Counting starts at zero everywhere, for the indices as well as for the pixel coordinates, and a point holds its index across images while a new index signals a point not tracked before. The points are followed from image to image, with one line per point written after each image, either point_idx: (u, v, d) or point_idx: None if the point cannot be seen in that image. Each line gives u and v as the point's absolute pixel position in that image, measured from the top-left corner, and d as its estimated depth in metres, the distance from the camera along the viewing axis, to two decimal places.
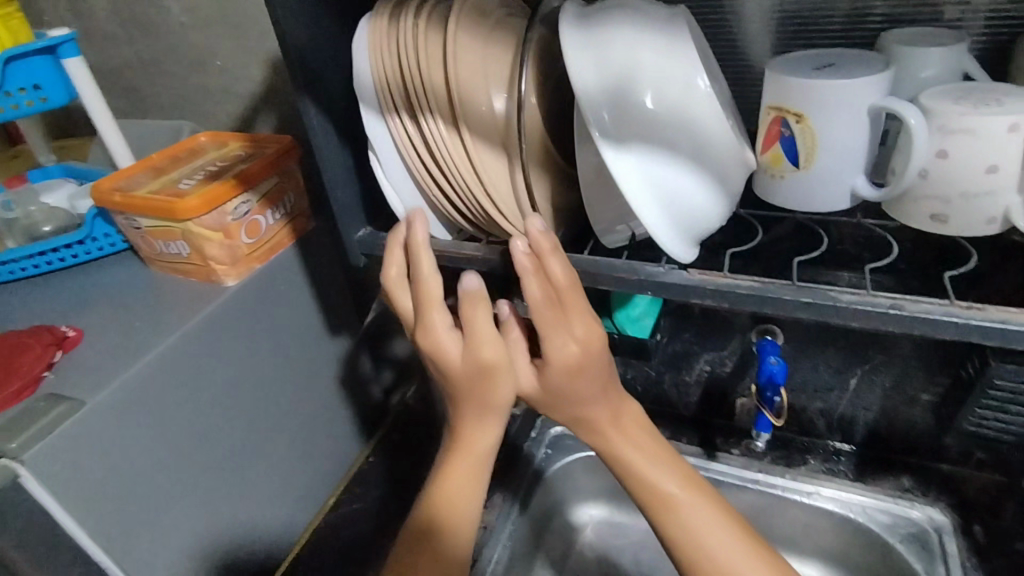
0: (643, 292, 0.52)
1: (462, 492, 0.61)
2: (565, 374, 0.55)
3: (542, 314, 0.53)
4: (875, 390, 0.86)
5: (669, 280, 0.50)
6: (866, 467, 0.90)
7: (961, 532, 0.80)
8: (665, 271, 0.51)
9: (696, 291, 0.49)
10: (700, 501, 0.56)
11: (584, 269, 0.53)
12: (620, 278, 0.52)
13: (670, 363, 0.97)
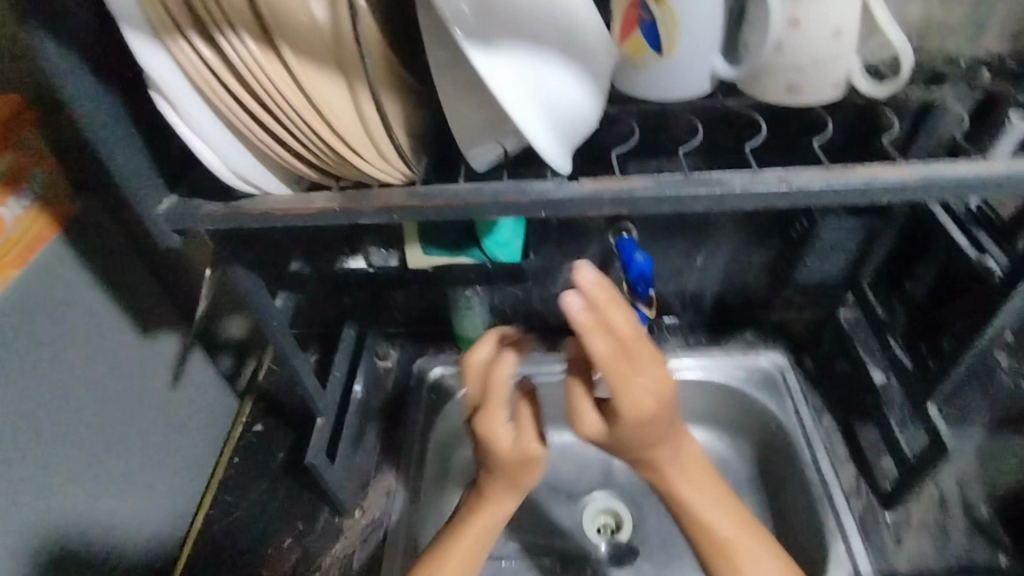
0: (535, 214, 0.46)
1: (458, 568, 0.61)
2: (635, 427, 0.51)
3: (616, 370, 0.49)
4: (718, 263, 0.94)
5: (563, 197, 0.45)
6: (715, 333, 1.00)
7: (796, 366, 0.95)
8: (556, 187, 0.46)
9: (593, 203, 0.45)
10: (759, 554, 0.58)
11: (466, 201, 0.46)
12: (508, 204, 0.46)
13: (535, 278, 0.97)
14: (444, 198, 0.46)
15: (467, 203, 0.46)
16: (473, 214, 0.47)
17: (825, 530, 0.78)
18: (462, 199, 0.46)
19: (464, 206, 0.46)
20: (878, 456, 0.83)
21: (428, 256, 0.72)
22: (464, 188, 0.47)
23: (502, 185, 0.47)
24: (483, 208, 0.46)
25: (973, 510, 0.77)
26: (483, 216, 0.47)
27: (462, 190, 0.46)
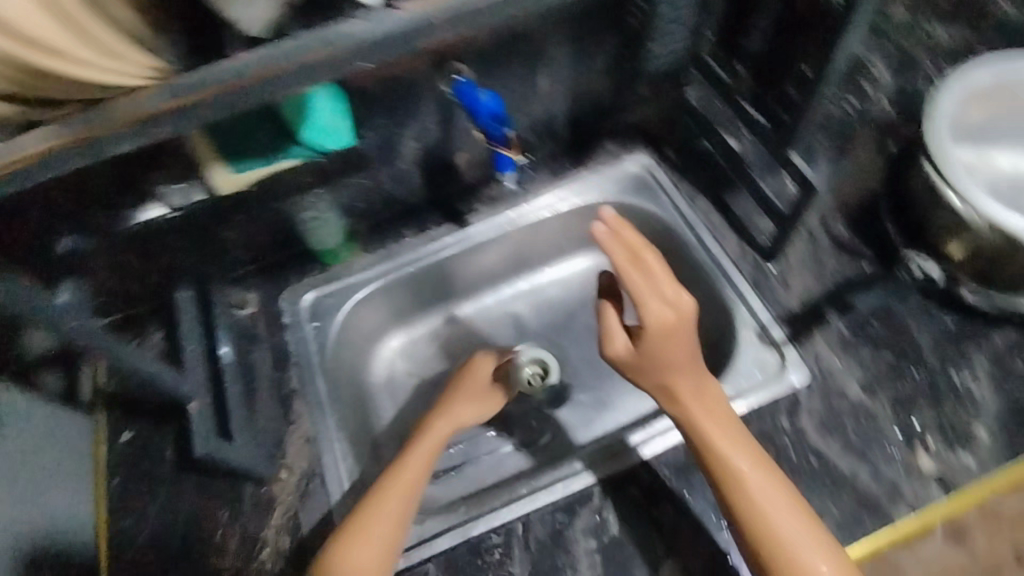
0: (355, 66, 0.38)
1: (406, 496, 0.68)
2: (660, 335, 0.66)
3: (633, 278, 0.67)
4: (561, 80, 0.86)
5: (380, 32, 0.37)
6: (576, 155, 0.97)
7: (660, 162, 0.95)
8: (369, 21, 0.37)
9: (419, 34, 0.38)
10: (748, 460, 0.63)
11: (264, 71, 0.36)
12: (317, 59, 0.37)
13: (377, 159, 0.85)
14: (234, 75, 0.36)
15: (266, 74, 0.36)
16: (280, 87, 0.37)
17: (728, 300, 0.83)
18: (258, 69, 0.36)
19: (262, 78, 0.36)
20: (751, 218, 0.88)
21: (241, 172, 0.57)
22: (256, 50, 0.36)
23: (300, 35, 0.37)
24: (289, 75, 0.37)
25: (835, 232, 0.83)
26: (294, 86, 0.38)
27: (253, 56, 0.36)
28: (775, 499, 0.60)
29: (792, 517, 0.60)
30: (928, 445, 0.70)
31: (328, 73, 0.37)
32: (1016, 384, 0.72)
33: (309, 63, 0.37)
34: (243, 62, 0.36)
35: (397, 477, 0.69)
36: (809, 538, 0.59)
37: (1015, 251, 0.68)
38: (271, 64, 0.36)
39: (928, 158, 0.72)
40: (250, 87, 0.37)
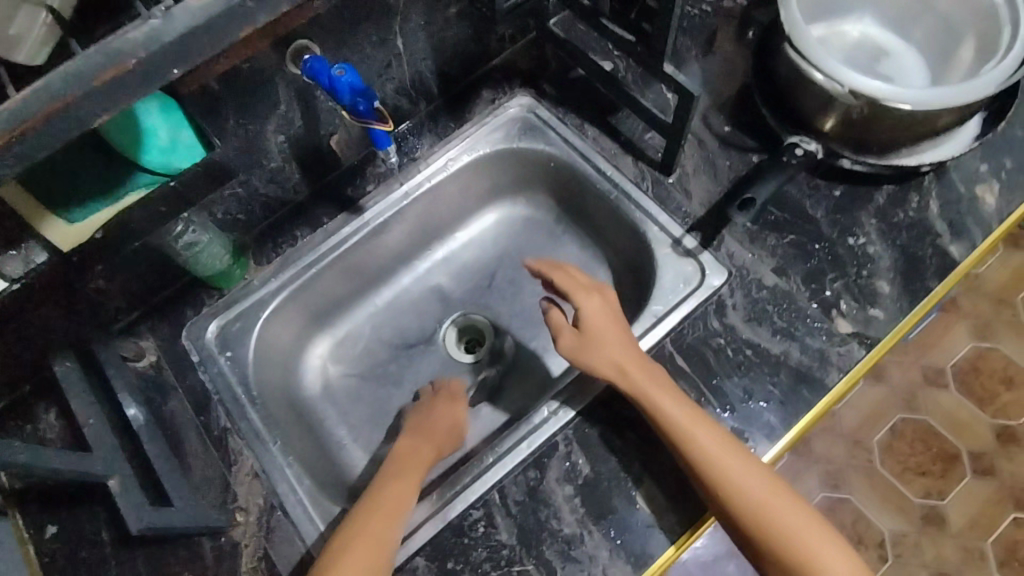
0: (164, 74, 0.36)
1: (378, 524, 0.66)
2: (595, 319, 0.75)
3: (557, 273, 0.79)
4: (419, 36, 0.81)
5: (179, 33, 0.36)
6: (455, 110, 0.93)
7: (541, 98, 0.93)
8: (163, 22, 0.35)
9: (219, 26, 0.37)
10: (695, 425, 0.66)
11: (53, 105, 0.33)
12: (116, 76, 0.35)
13: (246, 163, 0.78)
14: (19, 120, 0.33)
15: (58, 108, 0.33)
16: (81, 116, 0.35)
17: (637, 221, 0.84)
18: (49, 105, 0.33)
19: (56, 112, 0.34)
20: (641, 136, 0.88)
21: (80, 220, 0.50)
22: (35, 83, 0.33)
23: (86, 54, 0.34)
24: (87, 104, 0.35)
25: (717, 131, 0.86)
26: (99, 113, 0.36)
27: (32, 90, 0.33)
28: (722, 455, 0.65)
29: (739, 464, 0.65)
30: (843, 310, 0.75)
31: (133, 89, 0.36)
32: (902, 234, 0.78)
33: (107, 82, 0.34)
34: (22, 101, 0.33)
35: (377, 506, 0.67)
36: (757, 478, 0.64)
37: (876, 114, 0.73)
38: (62, 96, 0.33)
39: (789, 41, 0.75)
40: (42, 126, 0.34)
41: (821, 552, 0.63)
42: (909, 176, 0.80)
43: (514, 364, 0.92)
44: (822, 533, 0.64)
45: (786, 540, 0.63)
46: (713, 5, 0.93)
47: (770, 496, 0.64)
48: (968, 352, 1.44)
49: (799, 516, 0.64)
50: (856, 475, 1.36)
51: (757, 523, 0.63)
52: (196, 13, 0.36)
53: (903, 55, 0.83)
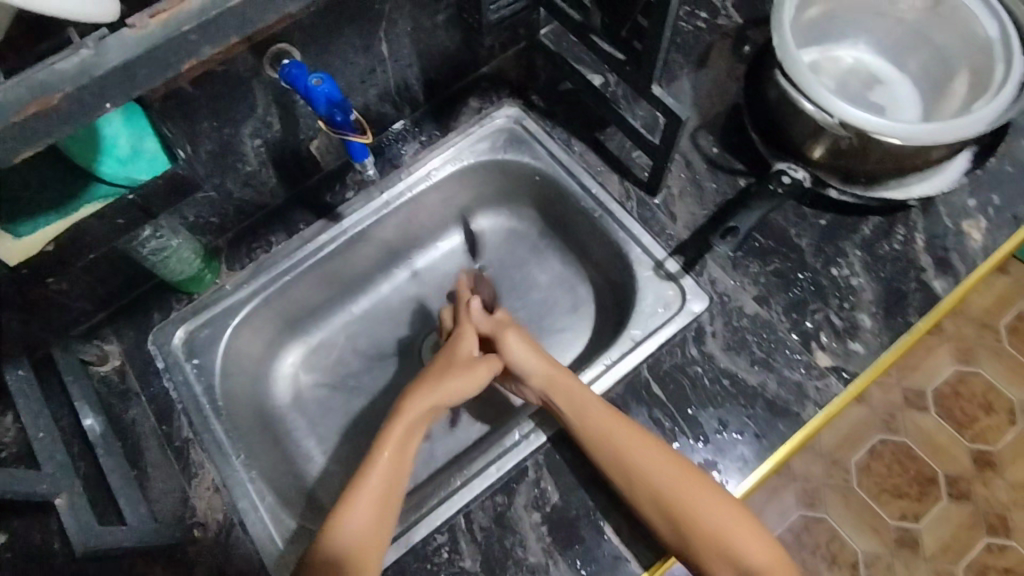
0: (98, 108, 0.34)
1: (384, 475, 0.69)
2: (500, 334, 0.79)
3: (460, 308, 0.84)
4: (404, 43, 0.79)
5: (115, 64, 0.33)
6: (441, 118, 0.91)
7: (528, 110, 0.91)
8: (98, 54, 0.33)
9: (160, 57, 0.34)
10: (615, 427, 0.68)
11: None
12: (42, 110, 0.32)
13: (220, 166, 0.75)
14: None
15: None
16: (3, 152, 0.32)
17: (620, 241, 0.83)
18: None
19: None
20: (628, 154, 0.87)
21: (26, 234, 0.46)
22: None
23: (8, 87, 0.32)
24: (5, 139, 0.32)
25: (705, 152, 0.85)
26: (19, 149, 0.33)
27: None
28: (642, 454, 0.66)
29: (659, 461, 0.66)
30: (823, 342, 0.73)
31: (56, 125, 0.33)
32: (886, 267, 0.77)
33: (30, 117, 0.32)
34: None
35: (379, 458, 0.70)
36: (676, 474, 0.65)
37: (866, 146, 0.72)
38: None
39: (780, 69, 0.73)
40: None
41: (751, 542, 0.63)
42: (895, 209, 0.79)
43: (489, 380, 0.91)
44: (752, 522, 0.64)
45: (718, 534, 0.63)
46: (708, 22, 0.92)
47: (696, 492, 0.64)
48: (949, 375, 1.41)
49: (731, 510, 0.64)
50: (831, 493, 1.33)
51: (688, 525, 0.63)
52: (135, 44, 0.34)
53: (896, 87, 0.82)
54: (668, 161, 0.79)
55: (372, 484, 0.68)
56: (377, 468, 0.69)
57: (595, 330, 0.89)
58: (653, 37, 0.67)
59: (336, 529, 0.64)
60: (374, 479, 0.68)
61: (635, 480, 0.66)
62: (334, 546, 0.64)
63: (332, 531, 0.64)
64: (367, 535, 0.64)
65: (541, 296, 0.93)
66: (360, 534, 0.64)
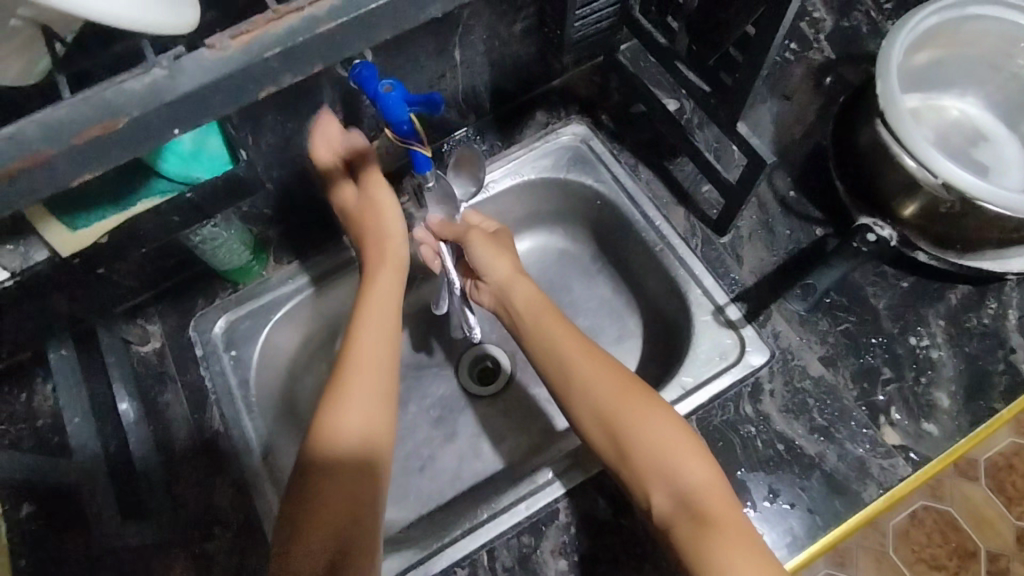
0: (167, 132, 0.31)
1: (368, 412, 0.64)
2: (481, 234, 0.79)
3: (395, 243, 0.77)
4: (478, 50, 0.76)
5: (189, 88, 0.30)
6: (505, 128, 0.88)
7: (597, 129, 0.87)
8: (172, 77, 0.30)
9: (240, 81, 0.31)
10: (559, 331, 0.71)
11: (20, 161, 0.28)
12: (101, 136, 0.29)
13: (278, 159, 0.73)
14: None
15: (14, 168, 0.28)
16: (50, 179, 0.29)
17: (679, 279, 0.78)
18: (12, 163, 0.28)
19: (12, 173, 0.28)
20: (698, 188, 0.82)
21: (86, 227, 0.46)
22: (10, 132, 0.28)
23: (80, 104, 0.29)
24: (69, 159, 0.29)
25: (781, 194, 0.79)
26: (81, 173, 0.30)
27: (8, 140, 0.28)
28: (583, 364, 0.67)
29: (604, 372, 0.67)
30: (893, 419, 0.69)
31: (122, 148, 0.30)
32: (971, 342, 0.72)
33: (89, 141, 0.29)
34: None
35: (355, 344, 0.68)
36: (612, 380, 0.66)
37: (967, 212, 0.66)
38: (34, 151, 0.28)
39: (882, 118, 0.68)
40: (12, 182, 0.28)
41: (687, 459, 0.61)
42: (987, 279, 0.74)
43: (524, 405, 0.87)
44: (686, 436, 0.62)
45: (652, 446, 0.61)
46: (796, 54, 0.86)
47: (635, 403, 0.64)
48: (1003, 445, 1.21)
49: (674, 427, 0.63)
50: (859, 548, 1.06)
51: (622, 433, 0.63)
52: (215, 66, 0.30)
53: (1003, 146, 0.76)
54: (744, 201, 0.74)
55: (365, 379, 0.66)
56: (358, 363, 0.67)
57: (640, 366, 0.84)
58: (748, 72, 0.62)
59: (327, 424, 0.63)
60: (360, 382, 0.66)
61: (579, 391, 0.66)
62: (326, 444, 0.62)
63: (330, 419, 0.63)
64: (367, 429, 0.64)
65: (586, 324, 0.88)
66: (359, 428, 0.63)
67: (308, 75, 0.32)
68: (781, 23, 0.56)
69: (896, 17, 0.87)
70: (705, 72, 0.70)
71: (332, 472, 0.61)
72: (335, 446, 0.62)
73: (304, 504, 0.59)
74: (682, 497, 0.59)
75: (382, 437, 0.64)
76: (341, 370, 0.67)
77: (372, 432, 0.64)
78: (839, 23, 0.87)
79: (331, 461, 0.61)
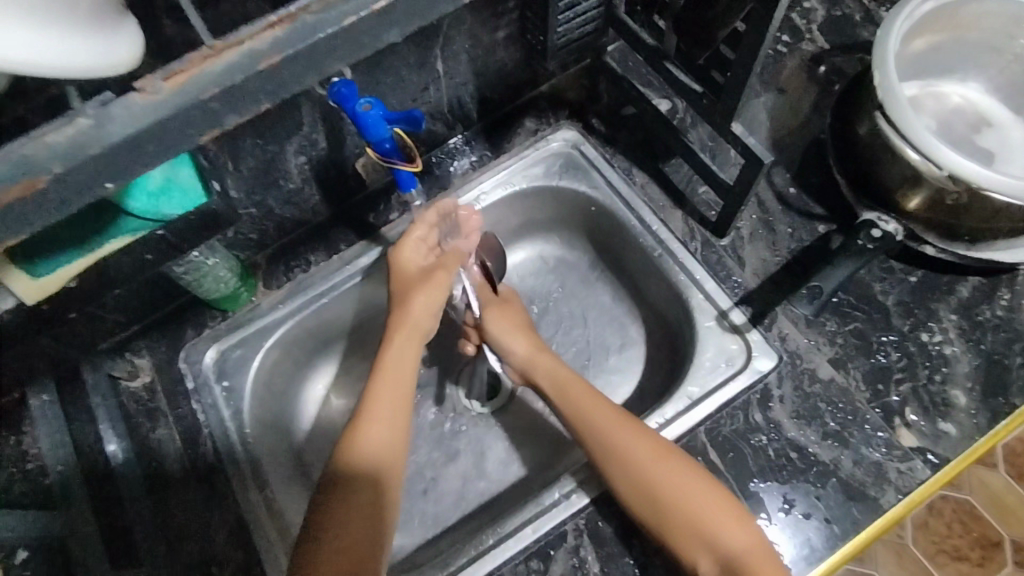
0: (97, 187, 0.30)
1: (385, 438, 0.66)
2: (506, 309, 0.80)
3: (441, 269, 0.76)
4: (460, 59, 0.73)
5: (116, 139, 0.28)
6: (494, 137, 0.85)
7: (588, 134, 0.85)
8: (98, 124, 0.28)
9: (174, 126, 0.29)
10: (585, 398, 0.70)
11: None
12: (22, 196, 0.28)
13: (261, 183, 0.71)
14: None
15: None
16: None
17: (680, 284, 0.75)
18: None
19: None
20: (695, 189, 0.80)
21: (46, 274, 0.43)
22: None
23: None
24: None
25: (781, 191, 0.77)
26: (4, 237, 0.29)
27: None
28: (617, 431, 0.66)
29: (631, 434, 0.65)
30: (909, 420, 0.66)
31: (46, 208, 0.29)
32: (986, 335, 0.69)
33: (8, 204, 0.27)
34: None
35: (379, 381, 0.70)
36: (648, 447, 0.64)
37: (972, 203, 0.63)
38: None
39: (881, 110, 0.65)
40: None
41: (728, 523, 0.60)
42: (998, 269, 0.71)
43: (527, 421, 0.85)
44: (725, 499, 0.61)
45: (692, 510, 0.61)
46: (789, 46, 0.83)
47: (667, 465, 0.63)
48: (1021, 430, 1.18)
49: (712, 491, 0.61)
50: (881, 546, 1.09)
51: (655, 494, 0.62)
52: (145, 111, 0.29)
53: (1009, 132, 0.74)
54: (743, 202, 0.71)
55: (392, 420, 0.67)
56: (385, 394, 0.69)
57: (644, 375, 0.82)
58: (741, 69, 0.60)
59: (348, 454, 0.65)
60: (382, 414, 0.67)
61: (606, 450, 0.65)
62: (339, 501, 0.62)
63: (353, 443, 0.66)
64: (388, 456, 0.66)
65: (586, 334, 0.86)
66: (378, 453, 0.66)
67: (254, 113, 0.31)
68: (773, 17, 0.54)
69: (889, 2, 0.85)
70: (696, 72, 0.68)
71: (346, 521, 0.61)
72: (362, 465, 0.65)
73: (320, 555, 0.59)
74: (727, 562, 0.59)
75: (395, 485, 0.66)
76: (366, 401, 0.69)
77: (392, 489, 0.65)
78: (831, 12, 0.85)
79: (346, 484, 0.64)
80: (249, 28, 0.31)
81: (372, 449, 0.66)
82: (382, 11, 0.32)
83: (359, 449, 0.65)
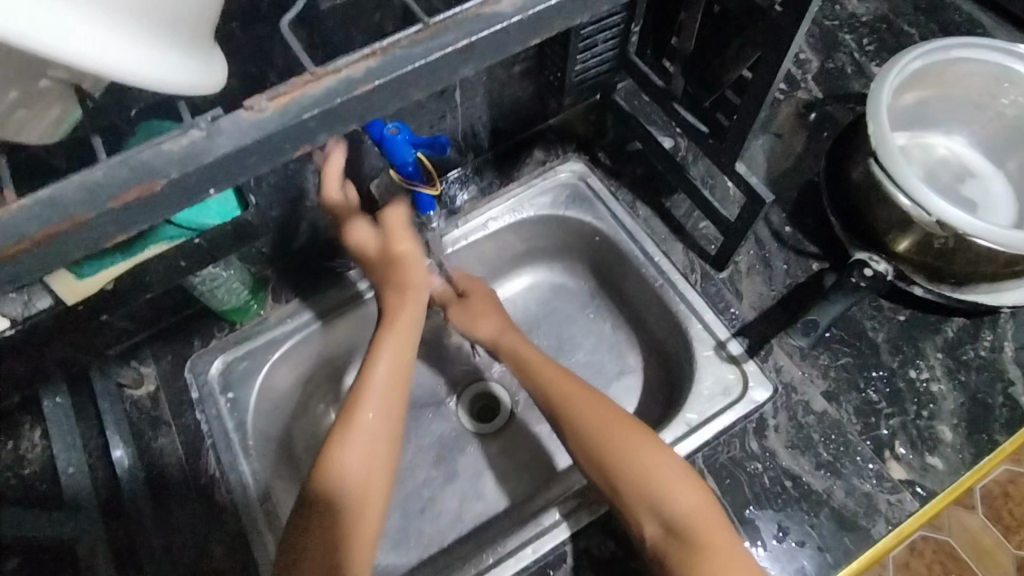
0: (203, 192, 0.34)
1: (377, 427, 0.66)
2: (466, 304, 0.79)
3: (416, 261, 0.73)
4: (477, 91, 0.77)
5: (225, 147, 0.33)
6: (504, 166, 0.88)
7: (594, 167, 0.88)
8: (209, 137, 0.33)
9: (278, 141, 0.34)
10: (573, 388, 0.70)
11: (60, 225, 0.30)
12: (143, 197, 0.32)
13: (280, 198, 0.73)
14: (40, 226, 0.30)
15: (56, 230, 0.31)
16: (99, 234, 0.32)
17: (681, 314, 0.78)
18: (50, 226, 0.30)
19: (58, 235, 0.31)
20: (694, 224, 0.83)
21: (89, 276, 0.47)
22: (53, 190, 0.31)
23: (118, 169, 0.32)
24: (114, 222, 0.32)
25: (777, 229, 0.81)
26: (119, 232, 0.33)
27: (44, 202, 0.31)
28: (600, 418, 0.67)
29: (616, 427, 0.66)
30: (898, 453, 0.69)
31: (159, 208, 0.33)
32: (970, 374, 0.72)
33: (128, 203, 0.31)
34: (26, 214, 0.30)
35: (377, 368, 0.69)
36: (631, 438, 0.65)
37: (957, 248, 0.67)
38: (72, 215, 0.31)
39: (874, 156, 0.69)
40: (56, 241, 0.31)
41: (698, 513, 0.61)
42: (982, 313, 0.75)
43: (524, 446, 0.86)
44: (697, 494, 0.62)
45: (667, 499, 0.61)
46: (785, 93, 0.88)
47: (615, 429, 0.65)
48: (996, 473, 1.19)
49: (687, 480, 0.62)
50: None
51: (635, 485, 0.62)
52: (256, 126, 0.33)
53: (989, 183, 0.79)
54: (742, 239, 0.75)
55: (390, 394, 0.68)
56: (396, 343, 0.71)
57: (641, 403, 0.83)
58: (747, 113, 0.64)
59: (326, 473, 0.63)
60: (370, 431, 0.66)
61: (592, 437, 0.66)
62: (337, 460, 0.64)
63: (334, 460, 0.64)
64: (369, 473, 0.64)
65: (585, 359, 0.88)
66: (356, 476, 0.64)
67: (343, 133, 0.36)
68: (781, 67, 0.58)
69: (878, 58, 0.90)
70: (702, 113, 0.72)
71: (348, 472, 0.63)
72: (343, 482, 0.63)
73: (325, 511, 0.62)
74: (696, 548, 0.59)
75: (377, 479, 0.65)
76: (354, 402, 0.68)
77: (386, 451, 0.66)
78: (825, 64, 0.90)
79: (326, 506, 0.62)
80: (348, 57, 0.35)
81: (352, 473, 0.64)
82: (467, 48, 0.36)
83: (341, 468, 0.64)
